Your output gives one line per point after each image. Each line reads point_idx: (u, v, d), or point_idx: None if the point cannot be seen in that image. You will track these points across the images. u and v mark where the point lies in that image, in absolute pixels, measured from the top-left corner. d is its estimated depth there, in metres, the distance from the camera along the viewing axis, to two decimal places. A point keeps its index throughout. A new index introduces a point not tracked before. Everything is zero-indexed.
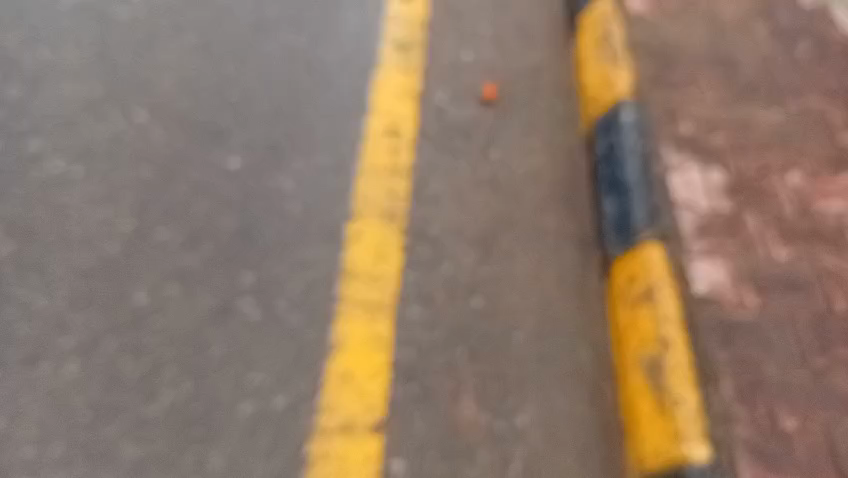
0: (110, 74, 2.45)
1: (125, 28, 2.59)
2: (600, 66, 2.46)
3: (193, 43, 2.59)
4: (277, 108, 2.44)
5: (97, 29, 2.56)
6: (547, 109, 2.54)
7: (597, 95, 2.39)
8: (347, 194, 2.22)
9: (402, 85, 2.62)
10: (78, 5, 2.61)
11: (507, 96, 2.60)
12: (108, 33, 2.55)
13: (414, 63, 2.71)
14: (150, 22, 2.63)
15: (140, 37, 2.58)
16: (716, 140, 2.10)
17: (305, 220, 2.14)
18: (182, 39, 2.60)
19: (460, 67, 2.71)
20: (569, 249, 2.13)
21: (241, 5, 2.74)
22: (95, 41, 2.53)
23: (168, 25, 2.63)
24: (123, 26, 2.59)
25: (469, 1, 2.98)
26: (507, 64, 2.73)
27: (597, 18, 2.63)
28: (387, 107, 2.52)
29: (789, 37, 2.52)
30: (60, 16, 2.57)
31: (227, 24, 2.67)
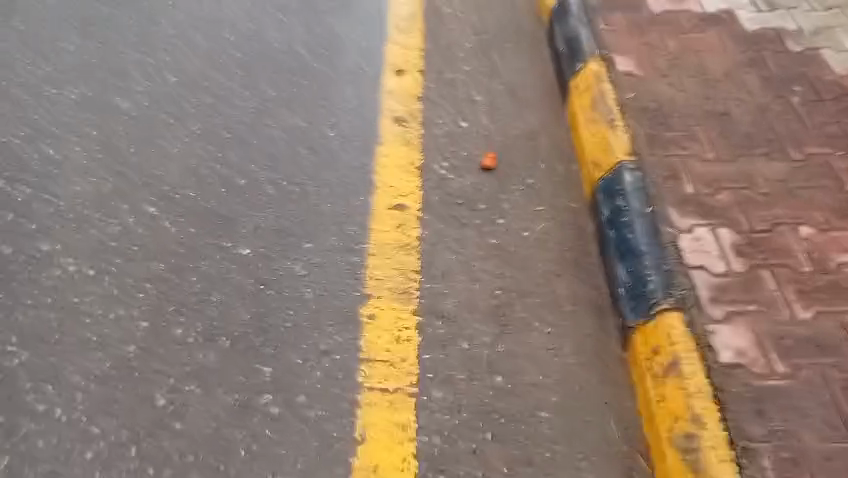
0: (115, 171, 2.48)
1: (128, 124, 2.64)
2: (594, 126, 2.45)
3: (195, 134, 2.64)
4: (282, 191, 2.46)
5: (100, 128, 2.61)
6: (549, 173, 2.55)
7: (595, 156, 2.37)
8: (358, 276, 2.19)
9: (403, 159, 2.64)
10: (80, 107, 2.68)
11: (507, 163, 2.61)
12: (112, 132, 2.60)
13: (413, 133, 2.76)
14: (151, 116, 2.68)
15: (143, 132, 2.62)
16: (724, 197, 2.10)
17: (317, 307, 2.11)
18: (184, 131, 2.65)
19: (458, 136, 2.75)
20: (588, 316, 2.09)
21: (240, 94, 2.82)
22: (99, 140, 2.57)
23: (169, 118, 2.69)
24: (126, 123, 2.64)
25: (459, 72, 3.06)
26: (504, 129, 2.76)
27: (586, 78, 2.64)
28: (391, 181, 2.55)
29: (782, 83, 2.56)
30: (64, 119, 2.63)
31: (227, 112, 2.74)
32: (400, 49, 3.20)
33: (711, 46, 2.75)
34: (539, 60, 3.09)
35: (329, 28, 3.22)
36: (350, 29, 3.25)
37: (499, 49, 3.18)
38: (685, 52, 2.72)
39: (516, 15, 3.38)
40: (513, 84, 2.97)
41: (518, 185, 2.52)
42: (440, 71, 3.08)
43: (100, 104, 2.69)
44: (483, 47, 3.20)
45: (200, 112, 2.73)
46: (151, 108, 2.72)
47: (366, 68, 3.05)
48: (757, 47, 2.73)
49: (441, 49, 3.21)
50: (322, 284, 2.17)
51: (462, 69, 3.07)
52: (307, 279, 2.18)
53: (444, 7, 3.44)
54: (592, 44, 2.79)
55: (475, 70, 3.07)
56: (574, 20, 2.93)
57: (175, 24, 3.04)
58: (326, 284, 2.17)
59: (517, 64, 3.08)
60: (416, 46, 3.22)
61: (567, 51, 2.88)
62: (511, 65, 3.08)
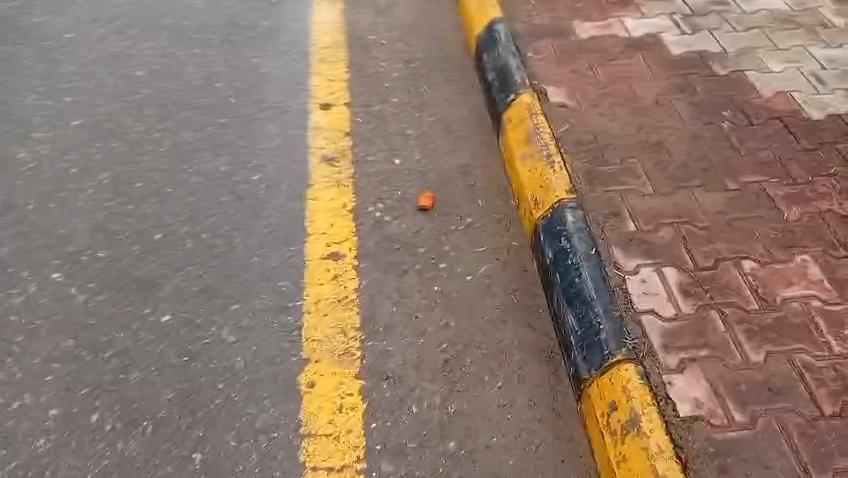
0: (23, 245, 2.31)
1: (36, 195, 2.49)
2: (531, 163, 2.38)
3: (109, 197, 2.48)
4: (206, 248, 2.30)
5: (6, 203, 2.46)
6: (487, 211, 2.46)
7: (534, 193, 2.30)
8: (295, 340, 2.04)
9: (335, 201, 2.49)
10: None
11: (445, 201, 2.51)
12: (19, 205, 2.45)
13: (344, 174, 2.62)
14: (61, 184, 2.54)
15: (52, 201, 2.47)
16: (665, 233, 2.06)
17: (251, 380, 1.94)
18: (96, 195, 2.49)
19: (392, 174, 2.63)
20: (540, 365, 1.99)
21: (157, 150, 2.68)
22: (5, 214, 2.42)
23: (80, 183, 2.54)
24: (35, 194, 2.49)
25: (388, 105, 2.95)
26: (437, 165, 2.66)
27: (519, 112, 2.58)
28: (325, 228, 2.38)
29: (711, 108, 2.55)
30: None
31: (144, 170, 2.59)
32: (325, 83, 3.07)
33: (640, 72, 2.73)
34: (469, 89, 3.01)
35: (252, 68, 3.10)
36: (272, 65, 3.12)
37: (428, 79, 3.09)
38: (614, 80, 2.69)
39: (443, 42, 3.30)
40: (444, 116, 2.88)
41: (457, 226, 2.41)
42: (368, 103, 2.97)
43: (6, 177, 2.55)
44: (412, 77, 3.10)
45: (114, 169, 2.59)
46: (60, 175, 2.57)
47: (292, 105, 2.92)
48: (685, 72, 2.72)
49: (368, 79, 3.10)
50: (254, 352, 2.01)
51: (391, 101, 2.97)
52: (237, 346, 2.02)
53: (368, 36, 3.33)
54: (522, 74, 2.73)
55: (404, 101, 2.97)
56: (501, 49, 2.88)
57: (90, 88, 2.96)
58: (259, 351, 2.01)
59: (447, 94, 3.00)
60: (342, 78, 3.10)
61: (498, 80, 2.81)
62: (440, 96, 2.99)
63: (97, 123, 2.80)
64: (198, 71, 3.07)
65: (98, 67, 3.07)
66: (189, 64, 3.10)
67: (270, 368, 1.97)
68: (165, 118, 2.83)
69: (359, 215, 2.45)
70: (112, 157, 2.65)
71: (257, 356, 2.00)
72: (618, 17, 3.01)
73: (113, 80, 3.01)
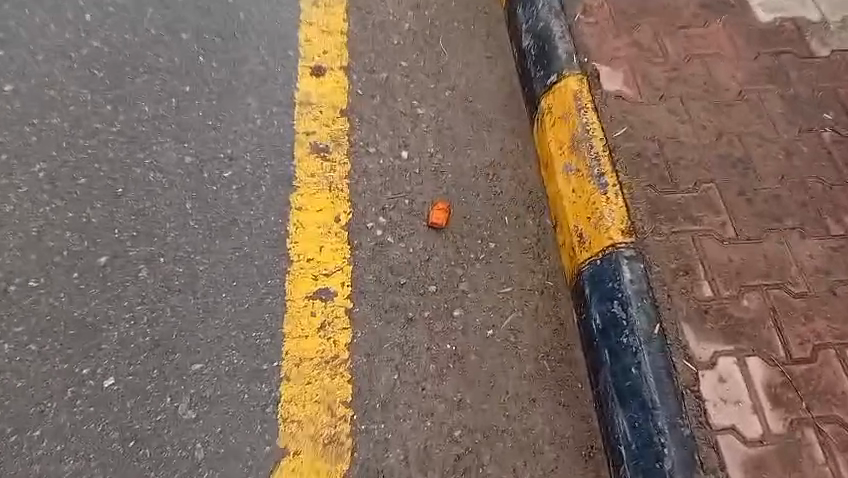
0: None
1: None
2: (575, 180, 1.85)
3: (45, 199, 1.99)
4: (164, 279, 1.83)
5: None
6: (516, 235, 1.97)
7: (576, 224, 1.79)
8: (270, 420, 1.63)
9: (327, 214, 2.01)
10: None
11: (464, 218, 2.01)
12: None
13: (338, 174, 2.10)
14: None
15: None
16: (751, 302, 1.60)
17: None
18: (29, 195, 2.00)
19: (398, 173, 2.12)
20: (577, 465, 1.61)
21: (106, 131, 2.16)
22: None
23: (10, 177, 2.03)
24: None
25: (396, 71, 2.37)
26: (455, 163, 2.14)
27: (563, 101, 2.00)
28: (312, 255, 1.91)
29: (809, 106, 2.00)
30: None
31: (89, 160, 2.08)
32: (318, 36, 2.46)
33: (719, 46, 2.13)
34: (498, 53, 2.42)
35: (229, 14, 2.49)
36: (253, 10, 2.51)
37: (445, 35, 2.48)
38: (687, 57, 2.09)
39: None
40: (464, 91, 2.32)
41: (478, 256, 1.92)
42: (371, 66, 2.39)
43: None
44: (427, 31, 2.49)
45: (52, 159, 2.08)
46: None
47: (276, 69, 2.35)
48: (776, 49, 2.12)
49: (373, 32, 2.48)
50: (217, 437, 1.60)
51: (400, 65, 2.38)
52: (197, 426, 1.61)
53: None
54: (567, 43, 2.11)
55: (416, 66, 2.38)
56: (541, 4, 2.22)
57: (26, 36, 2.37)
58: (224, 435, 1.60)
59: (469, 58, 2.41)
60: (340, 31, 2.48)
61: (536, 47, 2.16)
62: (461, 61, 2.40)
63: (34, 89, 2.25)
64: (161, 18, 2.47)
65: (37, 6, 2.46)
66: (151, 6, 2.50)
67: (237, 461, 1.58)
68: (118, 85, 2.28)
69: (353, 233, 1.97)
70: (50, 140, 2.12)
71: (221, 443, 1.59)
72: None
73: (55, 25, 2.41)
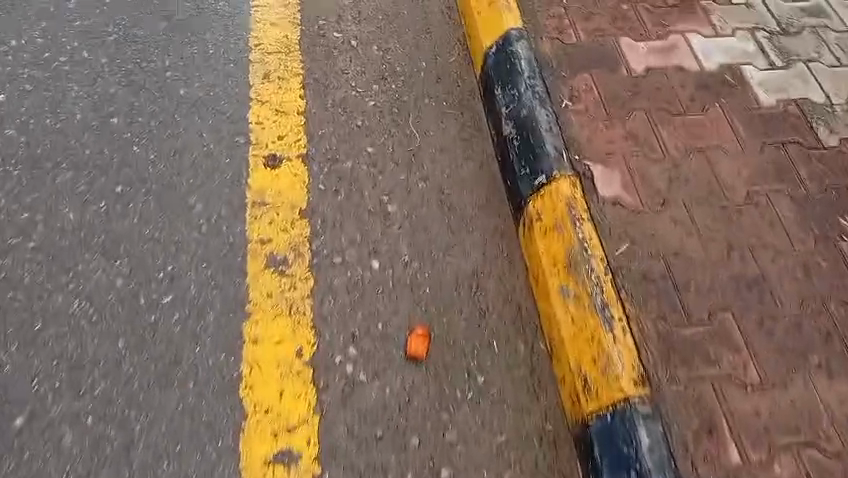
0: None
1: None
2: (575, 309, 1.59)
3: None
4: (90, 445, 1.57)
5: None
6: (507, 365, 1.72)
7: (579, 366, 1.54)
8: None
9: (286, 349, 1.73)
10: None
11: (447, 344, 1.75)
12: None
13: (299, 292, 1.82)
14: None
15: None
16: (784, 468, 1.40)
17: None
18: None
19: (368, 288, 1.84)
20: None
21: (23, 247, 1.85)
22: None
23: None
24: None
25: (361, 160, 2.09)
26: (434, 273, 1.87)
27: (552, 207, 1.75)
28: (275, 405, 1.65)
29: (824, 210, 1.78)
30: None
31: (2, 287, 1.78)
32: (270, 118, 2.16)
33: (721, 135, 1.90)
34: (474, 134, 2.16)
35: (167, 92, 2.17)
36: (195, 86, 2.20)
37: (414, 112, 2.20)
38: (687, 151, 1.86)
39: (433, 47, 2.37)
40: (439, 181, 2.05)
41: (467, 394, 1.68)
42: (332, 153, 2.10)
43: None
44: (394, 108, 2.21)
45: None
46: None
47: (221, 161, 2.05)
48: (781, 139, 1.90)
49: (333, 111, 2.20)
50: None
51: (365, 152, 2.11)
52: None
53: (332, 35, 2.38)
54: (556, 138, 1.86)
55: (384, 153, 2.11)
56: (522, 87, 1.98)
57: None
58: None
59: (441, 141, 2.14)
60: (297, 110, 2.19)
61: (519, 139, 1.92)
62: (433, 146, 2.13)
63: None
64: (88, 98, 2.14)
65: None
66: (75, 83, 2.17)
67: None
68: (37, 185, 1.96)
69: (318, 372, 1.70)
70: None
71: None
72: (683, 33, 2.13)
73: None
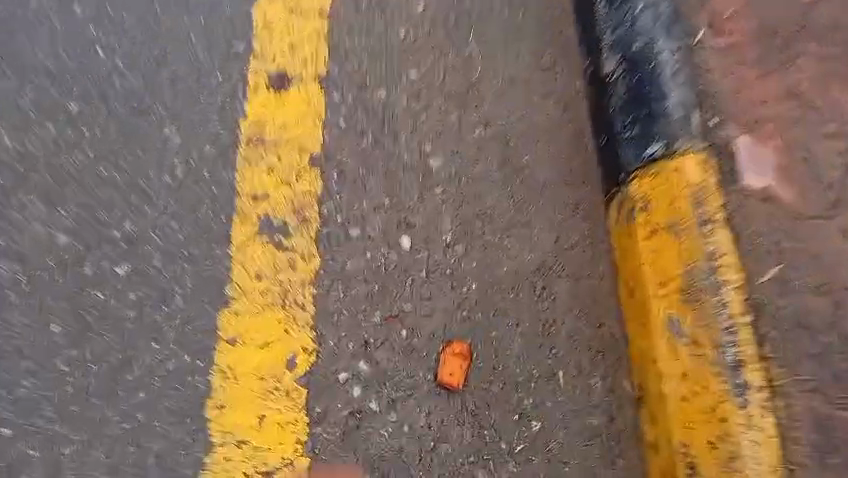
0: None
1: None
2: (688, 359, 1.14)
3: None
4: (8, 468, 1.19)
5: None
6: (574, 410, 1.26)
7: (686, 441, 1.13)
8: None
9: (272, 354, 1.27)
10: None
11: (494, 370, 1.28)
12: None
13: (299, 276, 1.33)
14: None
15: None
16: None
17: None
18: None
19: (392, 276, 1.34)
20: None
21: None
22: None
23: None
24: None
25: (400, 86, 1.50)
26: (486, 265, 1.36)
27: (668, 196, 1.22)
28: (254, 438, 1.21)
29: None
30: None
31: None
32: (282, 17, 1.53)
33: None
34: (558, 59, 1.55)
35: None
36: None
37: (479, 22, 1.57)
38: None
39: None
40: (503, 128, 1.48)
41: (515, 446, 1.24)
42: (362, 73, 1.51)
43: None
44: (454, 13, 1.57)
45: None
46: None
47: (211, 77, 1.47)
48: None
49: (369, 11, 1.55)
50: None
51: (406, 77, 1.51)
52: None
53: None
54: (686, 88, 1.27)
55: (431, 81, 1.51)
56: (640, 5, 1.36)
57: None
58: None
59: (511, 69, 1.54)
60: (320, 8, 1.55)
61: (628, 80, 1.35)
62: (500, 74, 1.53)
63: None
64: None
65: None
66: None
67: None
68: None
69: (312, 395, 1.25)
70: None
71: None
72: None
73: None
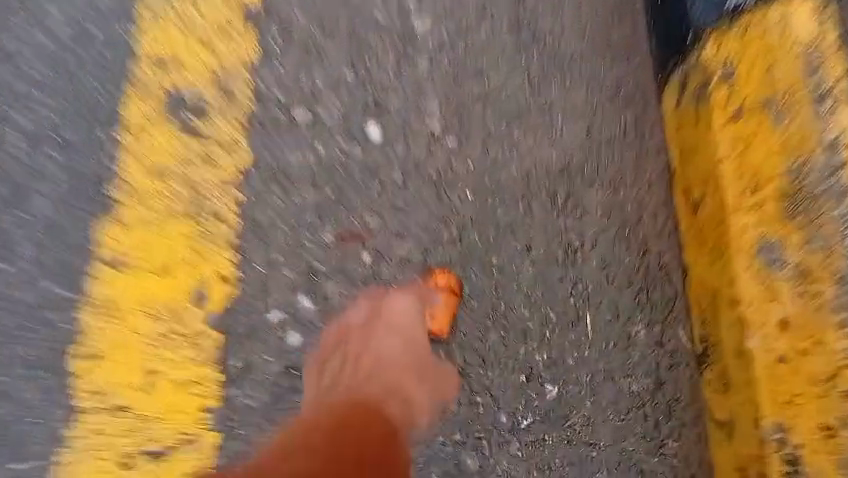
0: None
1: None
2: (790, 302, 0.77)
3: None
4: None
5: None
6: (608, 371, 0.88)
7: (782, 424, 0.77)
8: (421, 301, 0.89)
9: (171, 283, 0.85)
10: None
11: (493, 313, 0.89)
12: None
13: (218, 175, 0.89)
14: None
15: None
16: None
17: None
18: None
19: (354, 180, 0.91)
20: None
21: None
22: None
23: None
24: None
25: None
26: (488, 169, 0.94)
27: (766, 63, 0.82)
28: (139, 405, 0.82)
29: None
30: None
31: None
32: None
33: None
34: None
35: None
36: None
37: None
38: None
39: None
40: None
41: (520, 421, 0.87)
42: None
43: None
44: None
45: None
46: None
47: None
48: None
49: None
50: (327, 401, 0.87)
51: None
52: None
53: None
54: None
55: None
56: None
57: None
58: (332, 407, 0.87)
59: None
60: None
61: None
62: None
63: None
64: None
65: None
66: None
67: (401, 382, 0.88)
68: None
69: (231, 343, 0.86)
70: None
71: (338, 415, 0.86)
72: None
73: None
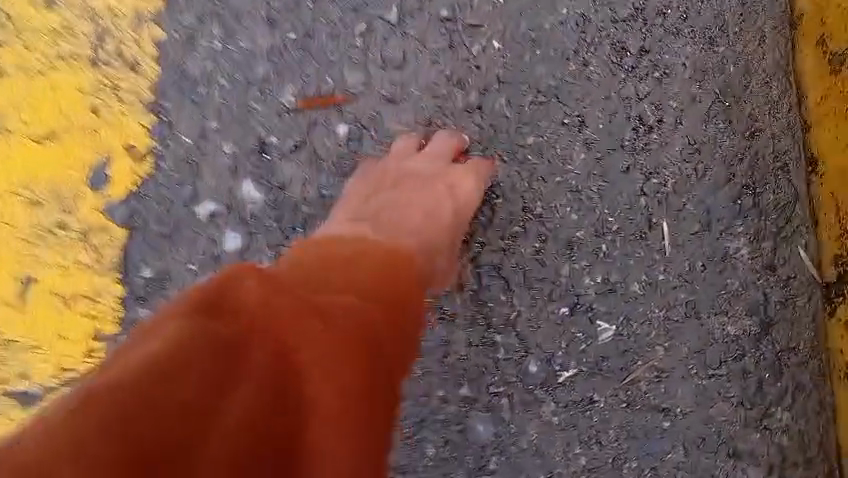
0: None
1: None
2: None
3: None
4: None
5: None
6: (688, 305, 0.61)
7: None
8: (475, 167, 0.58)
9: (64, 155, 0.61)
10: None
11: (523, 217, 0.61)
12: None
13: (130, 1, 0.61)
14: None
15: None
16: None
17: (50, 418, 0.31)
18: None
19: (327, 19, 0.62)
20: None
21: None
22: None
23: None
24: None
25: None
26: (525, 6, 0.61)
27: None
28: (10, 328, 0.61)
29: None
30: None
31: None
32: None
33: None
34: None
35: None
36: None
37: None
38: None
39: None
40: None
41: (559, 373, 0.61)
42: None
43: None
44: None
45: None
46: None
47: None
48: None
49: None
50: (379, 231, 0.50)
51: None
52: None
53: None
54: None
55: None
56: None
57: None
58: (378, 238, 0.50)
59: None
60: None
61: None
62: None
63: None
64: None
65: None
66: None
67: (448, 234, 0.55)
68: None
69: (140, 242, 0.62)
70: None
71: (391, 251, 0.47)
72: None
73: None
